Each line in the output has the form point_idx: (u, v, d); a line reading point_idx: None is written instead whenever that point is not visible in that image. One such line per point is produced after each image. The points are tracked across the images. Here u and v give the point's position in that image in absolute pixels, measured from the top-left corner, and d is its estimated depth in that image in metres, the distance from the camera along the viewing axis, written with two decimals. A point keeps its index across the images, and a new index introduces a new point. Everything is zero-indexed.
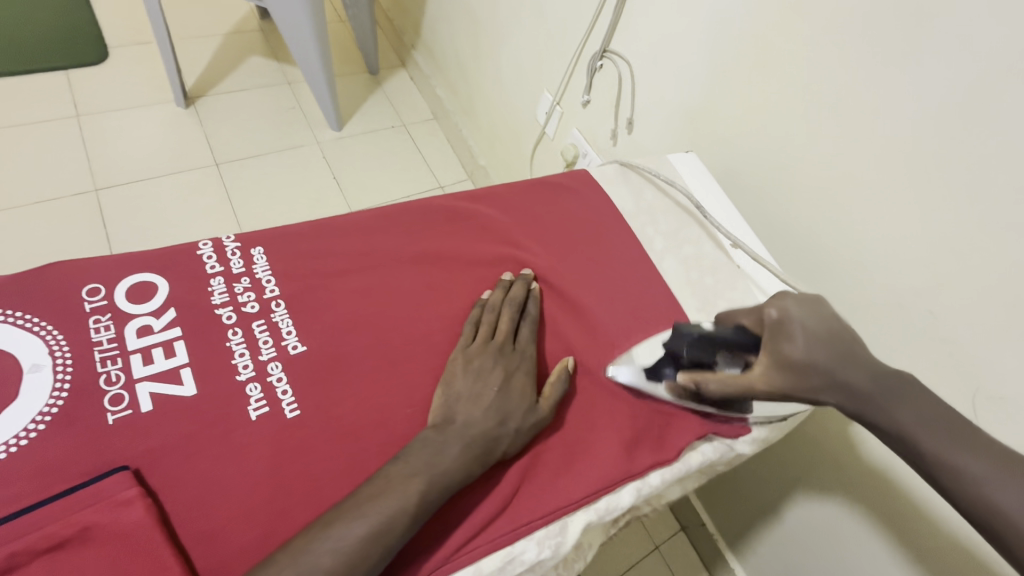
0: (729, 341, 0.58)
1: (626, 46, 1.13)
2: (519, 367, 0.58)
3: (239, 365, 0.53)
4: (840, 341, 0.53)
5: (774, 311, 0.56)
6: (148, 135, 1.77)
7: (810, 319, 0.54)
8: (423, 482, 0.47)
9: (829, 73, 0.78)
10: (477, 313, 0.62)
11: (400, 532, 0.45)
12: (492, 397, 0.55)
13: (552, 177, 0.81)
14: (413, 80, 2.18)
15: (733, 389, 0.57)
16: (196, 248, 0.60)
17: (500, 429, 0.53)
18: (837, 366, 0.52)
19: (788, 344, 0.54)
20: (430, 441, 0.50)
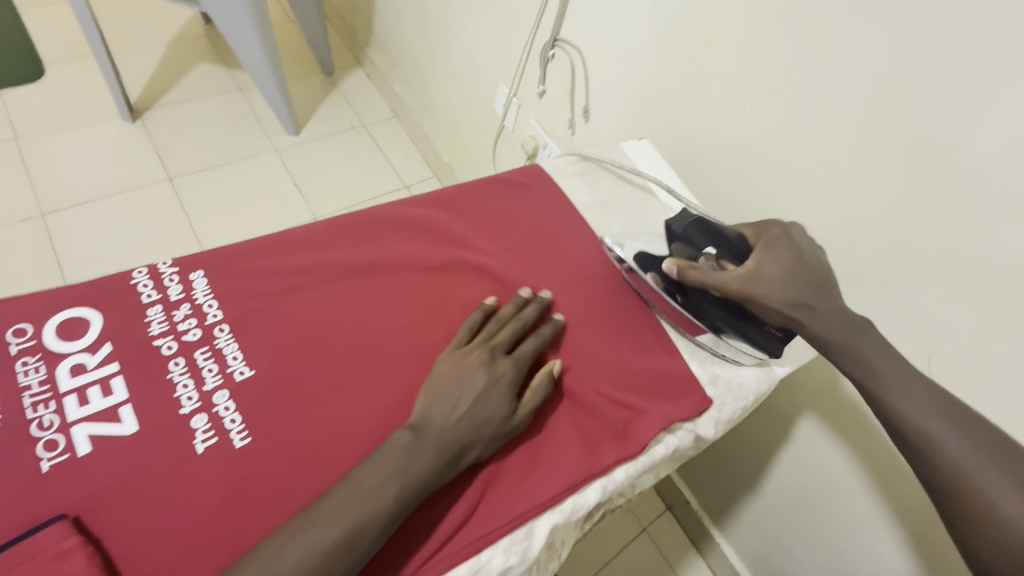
0: (721, 243, 0.67)
1: (576, 34, 1.11)
2: (505, 373, 0.57)
3: (183, 398, 0.51)
4: (819, 270, 0.62)
5: (774, 230, 0.66)
6: (94, 153, 1.70)
7: (802, 245, 0.64)
8: (392, 488, 0.47)
9: (775, 51, 0.78)
10: (478, 317, 0.61)
11: (366, 541, 0.44)
12: (471, 402, 0.54)
13: (505, 174, 0.79)
14: (370, 78, 2.14)
15: (707, 279, 0.63)
16: (130, 277, 0.57)
17: (473, 436, 0.52)
18: (809, 286, 0.61)
19: (773, 257, 0.62)
20: (404, 445, 0.49)
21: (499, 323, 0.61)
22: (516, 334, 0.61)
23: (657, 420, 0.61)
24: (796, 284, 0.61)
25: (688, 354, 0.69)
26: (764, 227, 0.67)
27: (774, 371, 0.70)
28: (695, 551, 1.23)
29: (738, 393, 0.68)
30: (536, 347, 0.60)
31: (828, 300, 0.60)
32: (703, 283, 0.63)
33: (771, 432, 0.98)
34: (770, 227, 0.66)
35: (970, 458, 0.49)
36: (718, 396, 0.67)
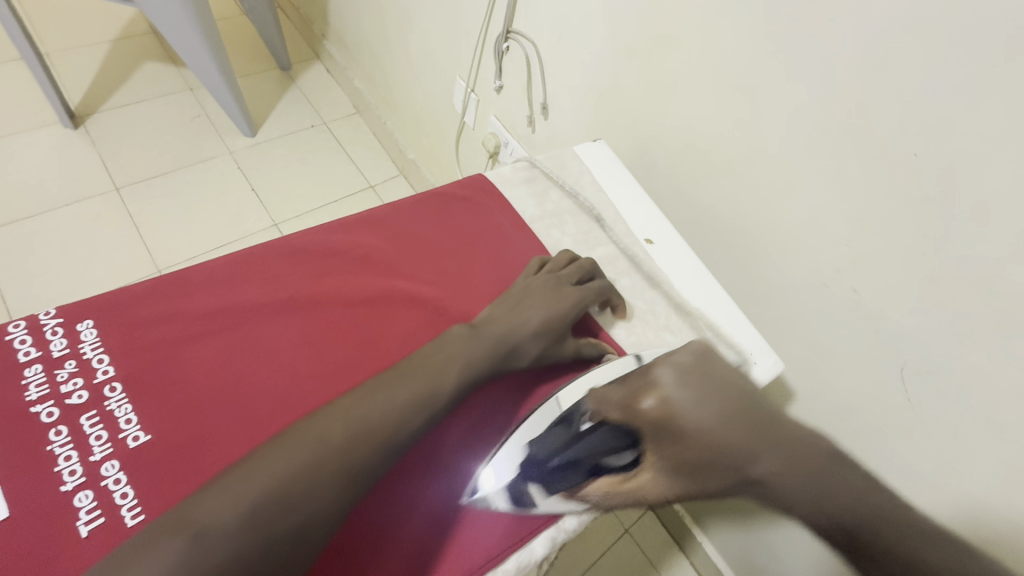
0: (603, 448, 0.54)
1: (529, 26, 1.04)
2: (568, 301, 0.62)
3: (65, 474, 0.45)
4: (726, 424, 0.50)
5: (650, 401, 0.52)
6: (32, 165, 1.59)
7: (692, 406, 0.51)
8: (451, 373, 0.53)
9: (734, 45, 0.72)
10: (549, 258, 0.68)
11: (410, 425, 0.49)
12: (530, 314, 0.60)
13: (446, 187, 0.73)
14: (329, 72, 2.03)
15: (621, 498, 0.53)
16: (5, 332, 0.50)
17: (522, 343, 0.58)
18: (741, 449, 0.49)
19: (668, 452, 0.51)
20: (469, 337, 0.56)
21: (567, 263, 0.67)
22: (581, 273, 0.66)
23: None
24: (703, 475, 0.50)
25: None
26: (640, 392, 0.54)
27: None
28: (678, 549, 1.21)
29: None
30: (597, 294, 0.65)
31: (770, 450, 0.49)
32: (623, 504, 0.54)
33: None
34: (645, 399, 0.53)
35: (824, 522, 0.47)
36: None
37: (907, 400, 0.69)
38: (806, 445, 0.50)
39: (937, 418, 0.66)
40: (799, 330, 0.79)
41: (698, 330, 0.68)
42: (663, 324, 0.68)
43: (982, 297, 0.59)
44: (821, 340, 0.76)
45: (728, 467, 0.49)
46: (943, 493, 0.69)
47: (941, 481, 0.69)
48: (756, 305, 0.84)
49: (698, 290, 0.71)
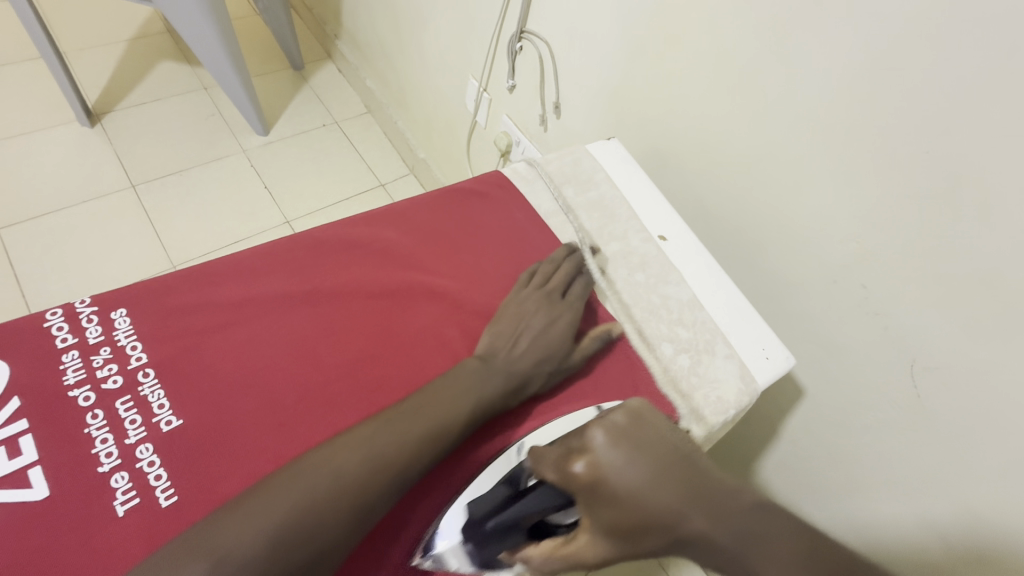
0: (548, 504, 0.50)
1: (542, 26, 1.05)
2: (560, 317, 0.63)
3: (102, 455, 0.47)
4: (658, 483, 0.43)
5: (579, 467, 0.45)
6: (50, 161, 1.62)
7: (623, 468, 0.43)
8: (466, 404, 0.53)
9: (746, 45, 0.73)
10: (532, 266, 0.68)
11: (422, 449, 0.50)
12: (530, 338, 0.60)
13: (463, 184, 0.74)
14: (342, 72, 2.06)
15: (559, 564, 0.48)
16: (43, 319, 0.52)
17: (531, 370, 0.58)
18: (670, 510, 0.42)
19: (603, 518, 0.44)
20: (475, 370, 0.56)
21: (552, 271, 0.67)
22: (565, 281, 0.66)
23: None
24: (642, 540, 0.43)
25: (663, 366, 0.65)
26: (571, 453, 0.46)
27: (757, 381, 0.66)
28: None
29: (729, 410, 0.63)
30: (582, 293, 0.66)
31: (703, 511, 0.41)
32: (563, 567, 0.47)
33: (755, 434, 0.96)
34: (575, 462, 0.45)
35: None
36: (694, 409, 0.62)
37: (917, 396, 0.70)
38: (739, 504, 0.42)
39: (948, 414, 0.67)
40: (811, 327, 0.79)
41: (711, 324, 0.69)
42: (676, 319, 0.69)
43: (992, 293, 0.60)
44: (833, 336, 0.77)
45: (658, 529, 0.42)
46: (952, 491, 0.70)
47: (950, 478, 0.69)
48: (768, 303, 0.85)
49: (710, 285, 0.72)
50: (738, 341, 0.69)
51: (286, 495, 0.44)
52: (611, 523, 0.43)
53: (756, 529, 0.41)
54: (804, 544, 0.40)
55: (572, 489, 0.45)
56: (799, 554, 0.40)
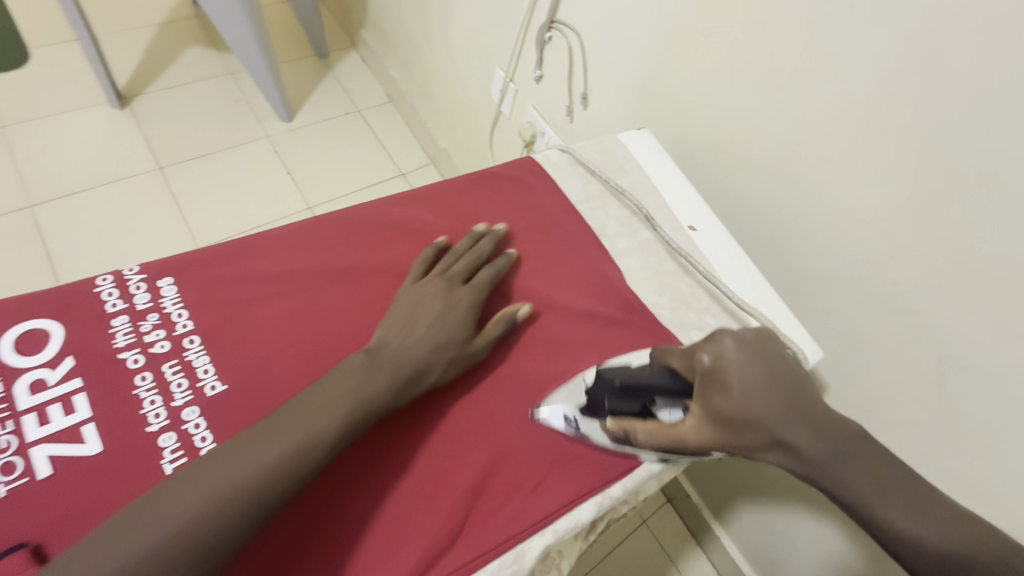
0: (663, 388, 0.54)
1: (573, 16, 1.05)
2: (460, 305, 0.59)
3: (150, 416, 0.49)
4: (770, 386, 0.48)
5: (705, 356, 0.51)
6: (81, 141, 1.65)
7: (744, 366, 0.49)
8: (349, 402, 0.49)
9: (781, 37, 0.72)
10: (432, 251, 0.63)
11: (318, 455, 0.46)
12: (426, 328, 0.56)
13: (496, 167, 0.75)
14: (365, 61, 2.07)
15: (662, 442, 0.53)
16: (94, 284, 0.54)
17: (428, 360, 0.54)
18: (777, 416, 0.47)
19: (715, 402, 0.49)
20: (361, 364, 0.52)
21: (456, 258, 0.63)
22: (471, 266, 0.63)
23: None
24: (746, 431, 0.47)
25: None
26: (697, 349, 0.53)
27: None
28: (695, 543, 1.22)
29: None
30: (490, 278, 0.62)
31: (805, 422, 0.46)
32: (664, 444, 0.53)
33: None
34: (702, 351, 0.52)
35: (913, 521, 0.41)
36: None
37: (944, 394, 0.69)
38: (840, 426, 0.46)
39: (977, 413, 0.67)
40: (837, 324, 0.79)
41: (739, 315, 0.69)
42: (705, 307, 0.69)
43: None
44: (860, 332, 0.76)
45: (760, 425, 0.47)
46: (978, 490, 0.69)
47: (976, 477, 0.69)
48: (794, 297, 0.84)
49: (739, 275, 0.73)
50: None
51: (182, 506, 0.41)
52: (724, 407, 0.49)
53: (852, 450, 0.44)
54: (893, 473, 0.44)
55: (694, 373, 0.52)
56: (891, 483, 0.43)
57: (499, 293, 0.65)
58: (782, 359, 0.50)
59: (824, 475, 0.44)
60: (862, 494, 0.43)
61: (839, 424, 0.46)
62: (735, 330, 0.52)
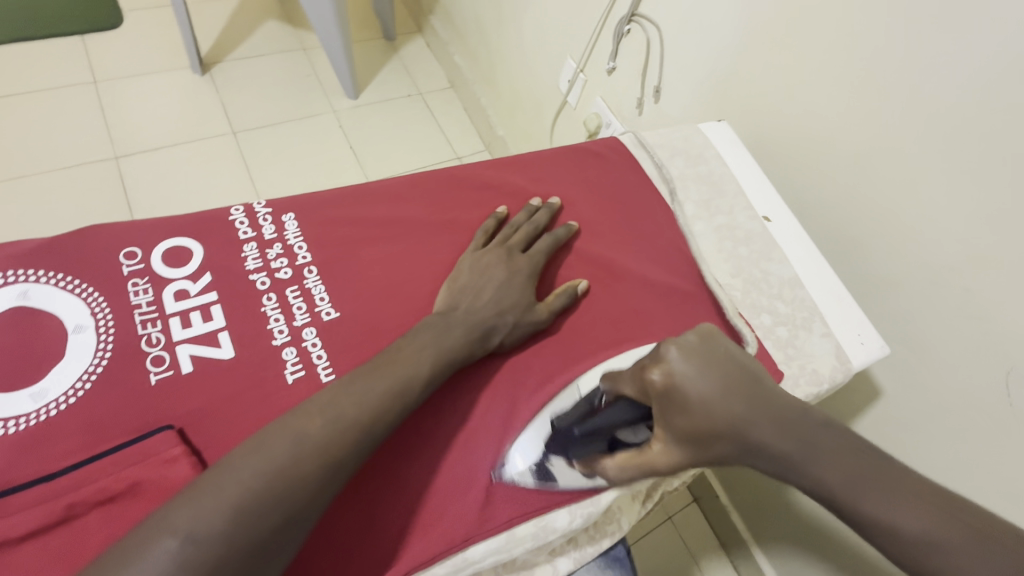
0: (620, 420, 0.51)
1: (654, 9, 1.07)
2: (522, 274, 0.61)
3: (275, 331, 0.54)
4: (728, 394, 0.47)
5: (656, 376, 0.49)
6: (164, 102, 1.75)
7: (695, 378, 0.47)
8: (431, 354, 0.52)
9: (871, 39, 0.73)
10: (493, 223, 0.66)
11: (416, 392, 0.49)
12: (493, 292, 0.59)
13: (584, 145, 0.80)
14: (430, 47, 2.12)
15: (634, 473, 0.52)
16: (228, 213, 0.60)
17: (496, 321, 0.57)
18: (740, 419, 0.46)
19: (676, 422, 0.48)
20: (436, 322, 0.54)
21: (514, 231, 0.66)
22: (530, 241, 0.65)
23: None
24: (711, 441, 0.47)
25: (762, 334, 0.68)
26: (647, 366, 0.50)
27: (851, 362, 0.67)
28: (719, 545, 1.18)
29: (822, 385, 0.66)
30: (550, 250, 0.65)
31: (770, 420, 0.46)
32: (635, 472, 0.52)
33: None
34: (652, 372, 0.49)
35: (919, 527, 0.40)
36: (790, 376, 0.66)
37: (1007, 404, 0.69)
38: (800, 414, 0.46)
39: None
40: (899, 327, 0.79)
41: (809, 303, 0.71)
42: (776, 294, 0.71)
43: None
44: (921, 337, 0.76)
45: (728, 434, 0.46)
46: None
47: None
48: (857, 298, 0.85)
49: (813, 267, 0.74)
50: (836, 324, 0.70)
51: (311, 426, 0.43)
52: (686, 426, 0.47)
53: (820, 441, 0.45)
54: (870, 460, 0.44)
55: (650, 397, 0.49)
56: (869, 472, 0.43)
57: (556, 265, 0.67)
58: (736, 364, 0.48)
59: (799, 471, 0.44)
60: (835, 487, 0.43)
61: (798, 411, 0.47)
62: (681, 342, 0.50)
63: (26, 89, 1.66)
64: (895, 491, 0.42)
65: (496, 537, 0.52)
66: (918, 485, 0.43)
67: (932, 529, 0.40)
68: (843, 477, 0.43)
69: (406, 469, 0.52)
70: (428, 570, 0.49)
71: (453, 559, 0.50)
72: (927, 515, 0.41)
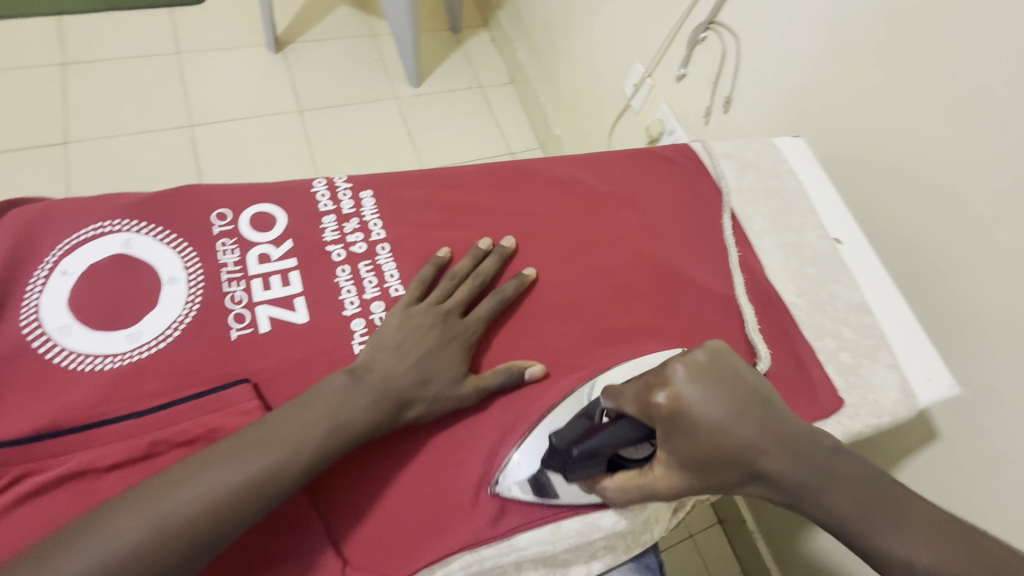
0: (621, 443, 0.47)
1: (734, 18, 1.04)
2: (455, 338, 0.54)
3: (346, 302, 0.56)
4: (739, 420, 0.44)
5: (661, 398, 0.44)
6: (238, 76, 1.83)
7: (704, 402, 0.43)
8: (325, 428, 0.46)
9: (973, 62, 0.69)
10: (433, 270, 0.59)
11: (390, 407, 0.49)
12: (417, 359, 0.52)
13: (656, 149, 0.79)
14: (494, 41, 2.13)
15: (633, 495, 0.49)
16: (311, 185, 0.62)
17: (412, 393, 0.51)
18: (751, 445, 0.43)
19: (680, 448, 0.44)
20: (344, 388, 0.49)
21: (456, 281, 0.59)
22: (470, 295, 0.58)
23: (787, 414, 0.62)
24: (716, 467, 0.44)
25: (824, 357, 0.66)
26: (650, 386, 0.46)
27: (917, 398, 0.65)
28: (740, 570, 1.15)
29: (884, 417, 0.63)
30: (489, 310, 0.57)
31: (781, 448, 0.43)
32: (634, 495, 0.49)
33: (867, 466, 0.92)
34: (656, 392, 0.45)
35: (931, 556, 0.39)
36: (850, 405, 0.63)
37: None
38: (810, 441, 0.44)
39: None
40: (966, 368, 0.75)
41: (876, 331, 0.68)
42: (842, 317, 0.69)
43: None
44: (988, 381, 0.72)
45: (737, 462, 0.43)
46: None
47: None
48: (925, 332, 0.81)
49: (883, 294, 0.71)
50: (904, 357, 0.67)
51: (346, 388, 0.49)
52: (691, 453, 0.44)
53: (831, 468, 0.43)
54: (879, 489, 0.42)
55: (652, 420, 0.45)
56: (880, 501, 0.42)
57: (615, 265, 0.67)
58: (746, 386, 0.45)
59: (811, 501, 0.43)
60: (849, 518, 0.42)
61: (809, 437, 0.44)
62: (687, 361, 0.46)
63: (117, 55, 1.77)
64: (906, 518, 0.41)
65: (542, 529, 0.53)
66: (928, 511, 0.41)
67: (952, 560, 0.39)
68: (852, 507, 0.42)
69: (460, 453, 0.54)
70: (478, 550, 0.51)
71: (497, 547, 0.52)
72: (954, 553, 0.39)
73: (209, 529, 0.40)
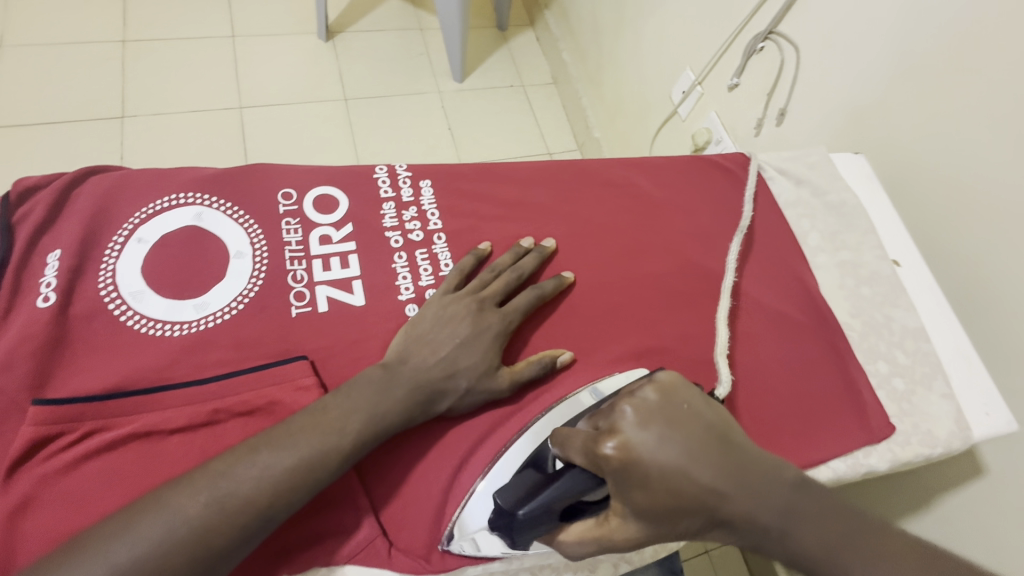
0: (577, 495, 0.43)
1: (796, 29, 1.01)
2: (491, 330, 0.54)
3: (402, 288, 0.57)
4: (699, 466, 0.39)
5: (609, 448, 0.40)
6: (288, 62, 1.86)
7: (659, 448, 0.39)
8: (361, 421, 0.46)
9: None
10: (469, 262, 0.58)
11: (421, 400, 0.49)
12: (452, 350, 0.52)
13: (711, 157, 0.78)
14: (539, 40, 2.13)
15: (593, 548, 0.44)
16: (373, 172, 0.63)
17: (446, 386, 0.50)
18: (711, 492, 0.39)
19: (632, 502, 0.39)
20: (376, 380, 0.49)
21: (495, 274, 0.58)
22: (508, 287, 0.57)
23: (839, 435, 0.61)
24: (672, 519, 0.39)
25: (876, 382, 0.65)
26: (597, 434, 0.41)
27: (972, 431, 0.62)
28: None
29: (936, 449, 0.61)
30: (527, 304, 0.57)
31: (741, 490, 0.39)
32: (590, 549, 0.44)
33: None
34: (602, 440, 0.40)
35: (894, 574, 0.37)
36: (900, 434, 0.62)
37: None
38: (769, 476, 0.40)
39: None
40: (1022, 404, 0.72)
41: (933, 359, 0.66)
42: (897, 342, 0.67)
43: None
44: None
45: (698, 510, 0.39)
46: None
47: None
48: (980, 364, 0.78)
49: (941, 322, 0.69)
50: (960, 387, 0.65)
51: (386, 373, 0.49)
52: (644, 504, 0.39)
53: (793, 501, 0.40)
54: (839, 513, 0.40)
55: (599, 471, 0.41)
56: (841, 526, 0.39)
57: (666, 271, 0.66)
58: (701, 429, 0.40)
59: (775, 542, 0.39)
60: (813, 549, 0.39)
61: (768, 470, 0.40)
62: (635, 404, 0.41)
63: (175, 35, 1.82)
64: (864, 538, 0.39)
65: None
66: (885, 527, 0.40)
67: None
68: (816, 537, 0.39)
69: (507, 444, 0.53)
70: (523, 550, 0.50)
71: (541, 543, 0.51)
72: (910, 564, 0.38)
73: (273, 503, 0.41)
